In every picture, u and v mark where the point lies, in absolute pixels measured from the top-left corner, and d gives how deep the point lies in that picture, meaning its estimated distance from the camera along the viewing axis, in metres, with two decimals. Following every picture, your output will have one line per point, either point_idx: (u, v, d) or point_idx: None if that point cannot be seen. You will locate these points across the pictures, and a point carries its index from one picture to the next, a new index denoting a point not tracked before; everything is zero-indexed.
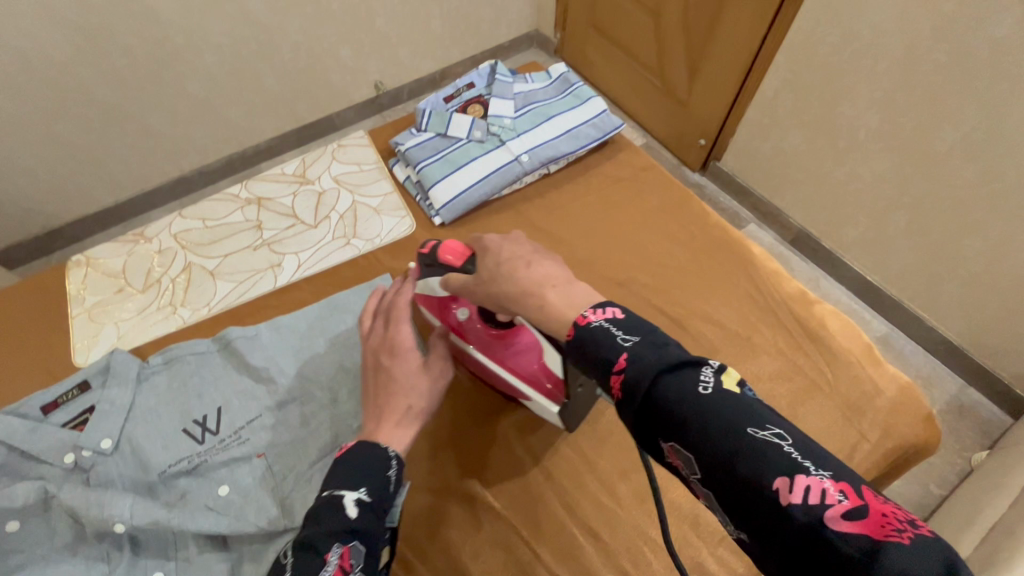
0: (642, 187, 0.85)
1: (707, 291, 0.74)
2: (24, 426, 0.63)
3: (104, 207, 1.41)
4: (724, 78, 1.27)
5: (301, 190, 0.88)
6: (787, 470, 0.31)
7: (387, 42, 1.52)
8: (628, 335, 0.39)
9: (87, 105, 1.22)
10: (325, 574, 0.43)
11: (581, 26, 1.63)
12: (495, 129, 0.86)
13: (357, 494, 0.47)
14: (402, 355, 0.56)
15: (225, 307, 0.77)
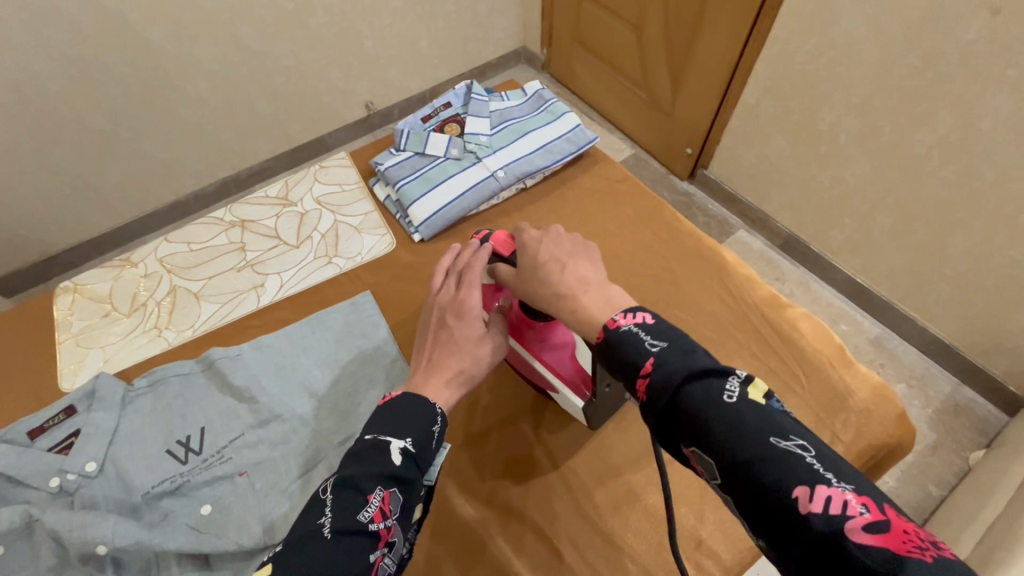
0: (615, 201, 0.86)
1: (680, 299, 0.75)
2: (11, 452, 0.64)
3: (99, 233, 1.43)
4: (706, 87, 1.30)
5: (284, 211, 0.90)
6: (808, 480, 0.34)
7: (376, 64, 1.55)
8: (656, 341, 0.43)
9: (84, 133, 1.25)
10: (367, 512, 0.45)
11: (566, 42, 1.67)
12: (472, 146, 0.88)
13: (401, 442, 0.49)
14: (468, 319, 0.56)
15: (210, 327, 0.78)
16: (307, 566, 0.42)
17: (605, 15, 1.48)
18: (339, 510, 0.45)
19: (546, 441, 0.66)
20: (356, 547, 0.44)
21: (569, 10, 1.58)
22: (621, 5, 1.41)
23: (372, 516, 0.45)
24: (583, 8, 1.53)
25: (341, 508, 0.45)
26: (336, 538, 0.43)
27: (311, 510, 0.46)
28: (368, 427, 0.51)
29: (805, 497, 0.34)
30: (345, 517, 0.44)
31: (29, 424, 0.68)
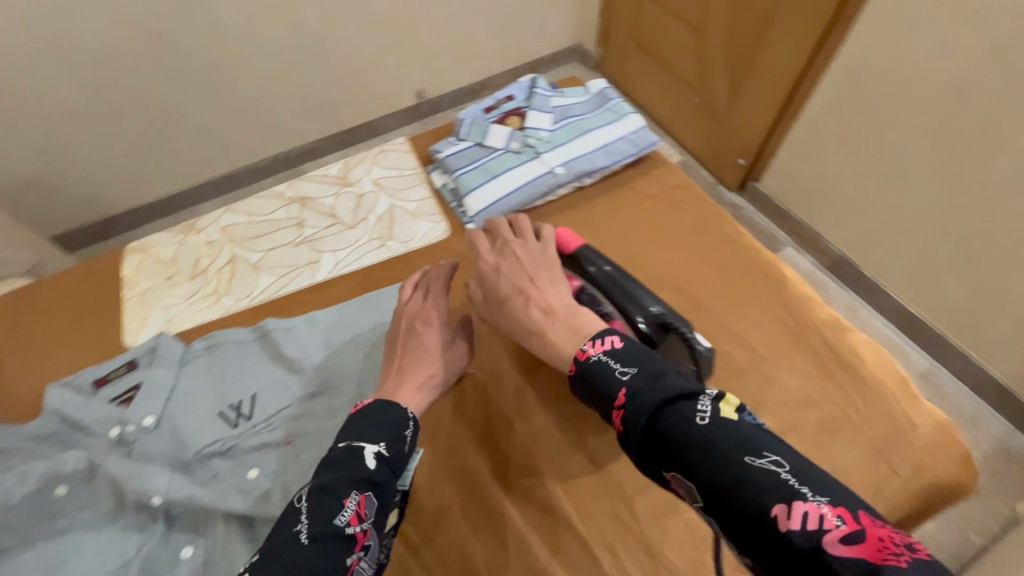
0: (675, 207, 0.85)
1: (737, 313, 0.73)
2: (77, 398, 0.68)
3: (155, 198, 1.50)
4: (766, 97, 1.25)
5: (342, 191, 0.91)
6: (785, 497, 0.35)
7: (431, 52, 1.56)
8: (625, 368, 0.46)
9: (150, 102, 1.30)
10: (342, 515, 0.49)
11: (623, 42, 1.65)
12: (532, 140, 0.87)
13: (375, 448, 0.54)
14: (432, 332, 0.66)
15: (266, 298, 0.80)
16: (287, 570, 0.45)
17: (666, 18, 1.45)
18: (316, 516, 0.49)
19: (589, 440, 0.66)
20: (333, 549, 0.48)
21: (629, 9, 1.56)
22: (684, 8, 1.37)
23: (348, 520, 0.49)
24: (645, 9, 1.50)
25: (317, 514, 0.49)
26: (313, 544, 0.47)
27: (289, 518, 0.50)
28: (343, 437, 0.55)
29: (784, 515, 0.35)
30: (321, 521, 0.48)
31: (94, 374, 0.71)
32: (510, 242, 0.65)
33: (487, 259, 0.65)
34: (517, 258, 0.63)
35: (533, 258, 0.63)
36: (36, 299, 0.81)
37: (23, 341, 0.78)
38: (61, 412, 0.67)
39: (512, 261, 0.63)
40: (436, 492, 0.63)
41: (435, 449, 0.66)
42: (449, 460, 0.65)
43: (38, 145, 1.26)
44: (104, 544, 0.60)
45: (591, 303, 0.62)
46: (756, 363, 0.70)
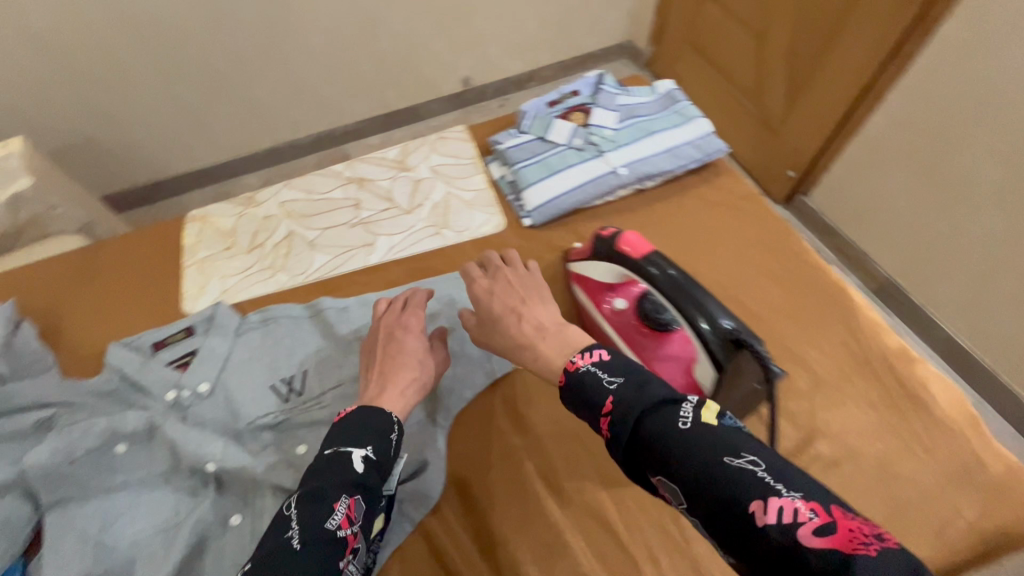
0: (738, 219, 0.82)
1: (800, 333, 0.71)
2: (137, 359, 0.69)
3: (203, 167, 1.54)
4: (822, 110, 1.20)
5: (399, 175, 0.91)
6: (760, 494, 0.34)
7: (481, 41, 1.55)
8: (612, 378, 0.46)
9: (204, 74, 1.32)
10: (333, 519, 0.48)
11: (678, 42, 1.62)
12: (595, 138, 0.86)
13: (362, 451, 0.53)
14: (412, 338, 0.64)
15: (320, 276, 0.81)
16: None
17: (727, 19, 1.40)
18: (307, 521, 0.47)
19: None
20: (329, 552, 0.46)
21: (687, 8, 1.52)
22: (747, 10, 1.32)
23: (338, 523, 0.48)
24: (704, 7, 1.46)
25: (308, 519, 0.47)
26: (306, 548, 0.46)
27: (277, 526, 0.48)
28: (328, 443, 0.54)
29: (761, 511, 0.34)
30: (312, 527, 0.47)
31: (154, 337, 0.73)
32: (502, 269, 0.67)
33: (480, 281, 0.66)
34: (513, 280, 0.65)
35: (523, 281, 0.65)
36: (99, 259, 0.84)
37: (85, 298, 0.81)
38: (121, 371, 0.68)
39: (507, 283, 0.65)
40: (481, 483, 0.63)
41: (480, 444, 0.66)
42: (494, 455, 0.65)
43: (97, 107, 1.29)
44: (156, 505, 0.61)
45: (654, 310, 0.62)
46: (816, 387, 0.67)
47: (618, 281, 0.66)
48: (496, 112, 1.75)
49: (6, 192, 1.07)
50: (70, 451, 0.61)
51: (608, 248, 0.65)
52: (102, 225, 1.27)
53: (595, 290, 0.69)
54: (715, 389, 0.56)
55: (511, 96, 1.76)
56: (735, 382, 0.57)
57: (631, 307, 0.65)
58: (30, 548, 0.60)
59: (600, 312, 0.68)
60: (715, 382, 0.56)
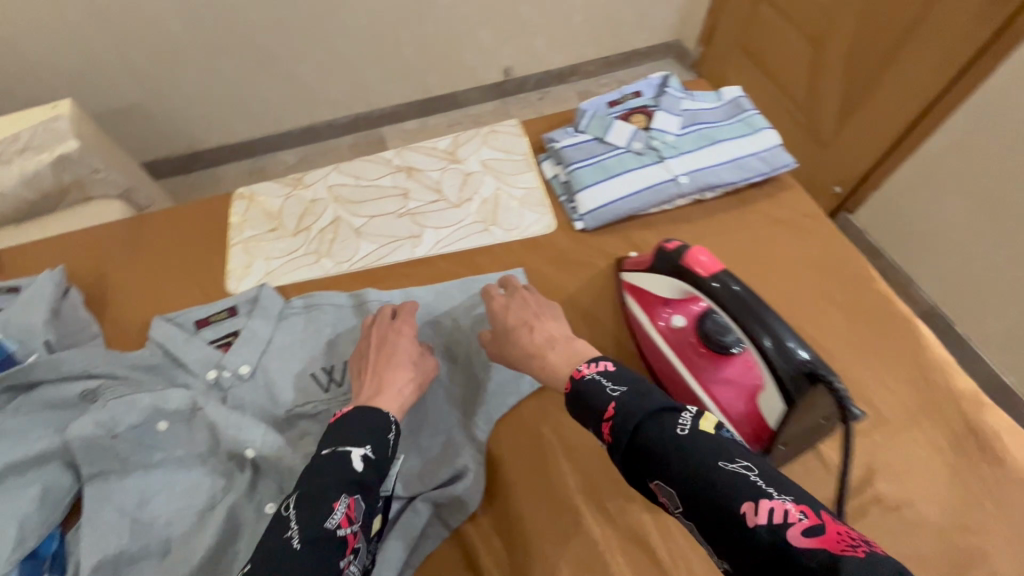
0: (801, 238, 0.78)
1: (862, 367, 0.68)
2: (181, 336, 0.69)
3: (240, 141, 1.55)
4: (879, 125, 1.15)
5: (449, 167, 0.89)
6: (752, 496, 0.37)
7: (527, 30, 1.52)
8: (615, 386, 0.49)
9: (251, 48, 1.31)
10: (332, 520, 0.47)
11: (728, 46, 1.58)
12: (656, 143, 0.82)
13: (361, 450, 0.52)
14: (405, 340, 0.63)
15: (365, 265, 0.79)
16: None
17: (784, 26, 1.35)
18: (307, 521, 0.46)
19: None
20: (329, 552, 0.46)
21: (741, 12, 1.48)
22: (805, 17, 1.28)
23: (338, 523, 0.47)
24: (760, 10, 1.41)
25: (307, 519, 0.47)
26: (306, 548, 0.45)
27: (277, 526, 0.47)
28: (325, 443, 0.53)
29: (751, 512, 0.37)
30: (312, 526, 0.46)
31: (197, 315, 0.72)
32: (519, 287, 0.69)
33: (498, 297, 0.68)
34: (529, 297, 0.67)
35: (537, 300, 0.67)
36: (145, 231, 0.84)
37: (130, 269, 0.80)
38: (167, 347, 0.68)
39: (525, 298, 0.67)
40: (517, 490, 0.62)
41: (517, 450, 0.64)
42: (531, 464, 0.64)
43: (142, 75, 1.29)
44: (194, 487, 0.60)
45: (717, 330, 0.60)
46: (877, 425, 0.64)
47: (680, 296, 0.63)
48: (535, 105, 1.71)
49: (52, 153, 1.08)
50: (112, 425, 0.59)
51: (671, 261, 0.61)
52: (141, 193, 1.26)
53: (652, 303, 0.66)
54: (785, 421, 0.53)
55: (551, 89, 1.72)
56: (804, 415, 0.53)
57: (691, 325, 0.63)
58: (66, 518, 0.60)
59: (655, 327, 0.65)
60: (783, 414, 0.53)
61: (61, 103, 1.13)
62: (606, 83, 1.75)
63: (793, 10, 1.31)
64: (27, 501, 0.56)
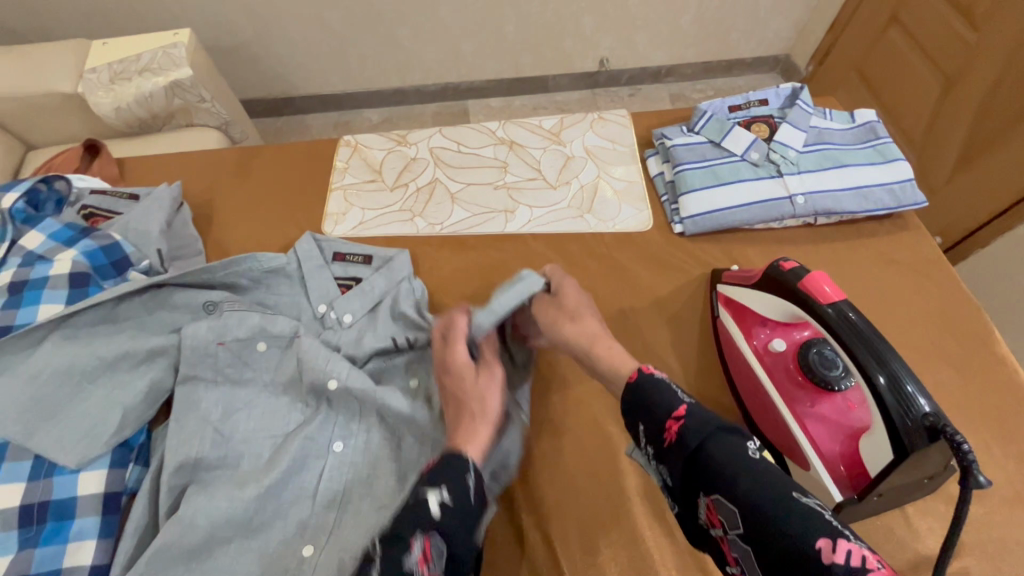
0: (920, 284, 0.73)
1: (970, 432, 0.62)
2: (317, 262, 0.71)
3: (333, 93, 1.59)
4: (1011, 176, 1.07)
5: (552, 148, 0.88)
6: (830, 534, 0.35)
7: (631, 22, 1.47)
8: (686, 393, 0.47)
9: (359, 4, 1.33)
10: (410, 561, 0.40)
11: (844, 67, 1.49)
12: (776, 157, 0.78)
13: (439, 494, 0.43)
14: (461, 373, 0.54)
15: (456, 230, 0.80)
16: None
17: (914, 53, 1.26)
18: (383, 555, 0.41)
19: None
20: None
21: (865, 31, 1.38)
22: (941, 50, 1.19)
23: (417, 562, 0.40)
24: (888, 34, 1.32)
25: (385, 556, 0.41)
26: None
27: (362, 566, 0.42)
28: None
29: (827, 548, 0.34)
30: (388, 563, 0.40)
31: (337, 247, 0.72)
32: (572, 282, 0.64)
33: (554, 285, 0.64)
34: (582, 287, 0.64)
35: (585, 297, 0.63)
36: (253, 162, 0.87)
37: (235, 196, 0.84)
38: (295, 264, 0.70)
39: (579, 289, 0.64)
40: (577, 479, 0.61)
41: (578, 444, 0.63)
42: (592, 459, 0.62)
43: (252, 13, 1.32)
44: (272, 412, 0.62)
45: (823, 363, 0.56)
46: (978, 496, 0.59)
47: (786, 319, 0.60)
48: (624, 100, 1.66)
49: (168, 77, 1.13)
50: (221, 333, 0.63)
51: (784, 282, 0.57)
52: (238, 127, 1.31)
53: (750, 322, 0.63)
54: (887, 472, 0.49)
55: (643, 87, 1.67)
56: (907, 472, 0.50)
57: (792, 351, 0.60)
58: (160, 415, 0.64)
59: (750, 345, 0.62)
60: (889, 465, 0.49)
61: (181, 31, 1.18)
62: (703, 88, 1.68)
63: (929, 40, 1.22)
64: (131, 392, 0.60)
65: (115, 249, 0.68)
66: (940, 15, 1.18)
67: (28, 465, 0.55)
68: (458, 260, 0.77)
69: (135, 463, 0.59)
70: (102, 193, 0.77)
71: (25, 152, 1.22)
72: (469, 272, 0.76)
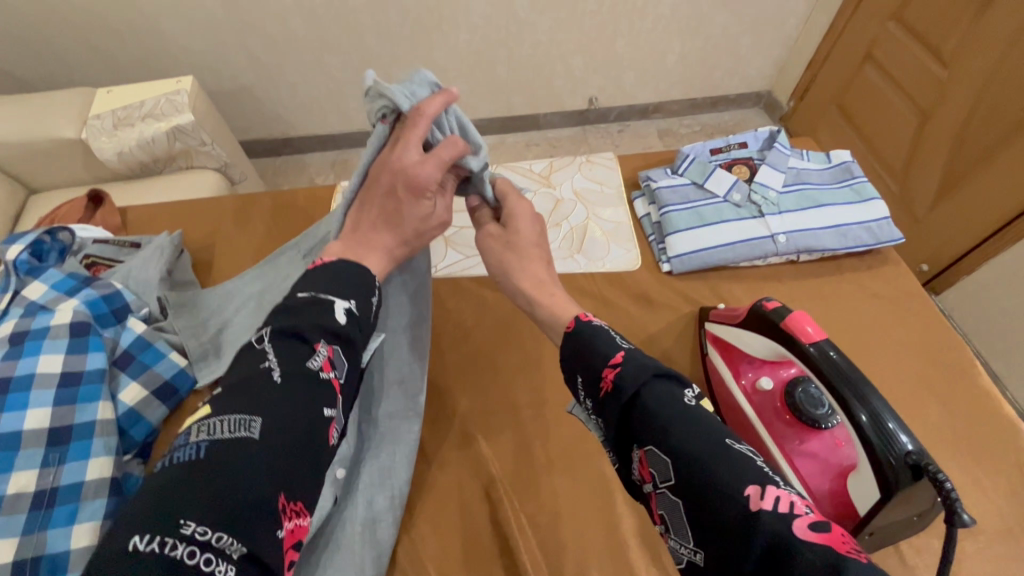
0: (903, 317, 0.75)
1: (959, 464, 0.63)
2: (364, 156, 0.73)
3: (331, 133, 1.64)
4: (988, 208, 1.12)
5: (542, 190, 0.91)
6: (760, 481, 0.37)
7: (618, 63, 1.53)
8: (625, 342, 0.49)
9: (357, 50, 1.39)
10: (313, 360, 0.49)
11: (823, 102, 1.55)
12: (757, 198, 0.81)
13: (345, 303, 0.53)
14: (415, 192, 0.59)
15: (450, 273, 0.82)
16: (259, 407, 0.44)
17: (890, 90, 1.32)
18: (287, 359, 0.48)
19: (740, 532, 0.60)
20: (307, 389, 0.47)
21: (842, 71, 1.45)
22: (914, 86, 1.25)
23: (320, 365, 0.49)
24: (864, 71, 1.38)
25: (287, 357, 0.48)
26: (287, 382, 0.46)
27: (252, 357, 0.48)
28: (304, 288, 0.54)
29: (756, 496, 0.36)
30: (295, 364, 0.48)
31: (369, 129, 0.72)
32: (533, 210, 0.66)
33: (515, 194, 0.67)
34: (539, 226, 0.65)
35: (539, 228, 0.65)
36: (252, 210, 0.90)
37: (236, 241, 0.86)
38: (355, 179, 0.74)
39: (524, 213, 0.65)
40: (576, 521, 0.61)
41: (575, 486, 0.63)
42: (590, 502, 0.62)
43: (255, 59, 1.38)
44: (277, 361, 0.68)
45: (809, 402, 0.58)
46: (971, 532, 0.60)
47: (771, 357, 0.61)
48: (613, 137, 1.73)
49: (170, 122, 1.17)
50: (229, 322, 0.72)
51: (768, 321, 0.59)
52: (237, 168, 1.34)
53: (737, 359, 0.65)
54: (877, 510, 0.50)
55: (631, 123, 1.74)
56: (895, 511, 0.50)
57: (779, 389, 0.61)
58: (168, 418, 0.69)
59: (738, 384, 0.64)
60: (876, 503, 0.50)
61: (183, 78, 1.23)
62: (689, 124, 1.75)
63: (903, 78, 1.28)
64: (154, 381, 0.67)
65: (116, 297, 0.70)
66: (912, 55, 1.24)
67: (23, 518, 0.54)
68: (454, 304, 0.79)
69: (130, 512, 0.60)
70: (105, 242, 0.80)
71: (27, 196, 1.25)
72: (465, 314, 0.78)
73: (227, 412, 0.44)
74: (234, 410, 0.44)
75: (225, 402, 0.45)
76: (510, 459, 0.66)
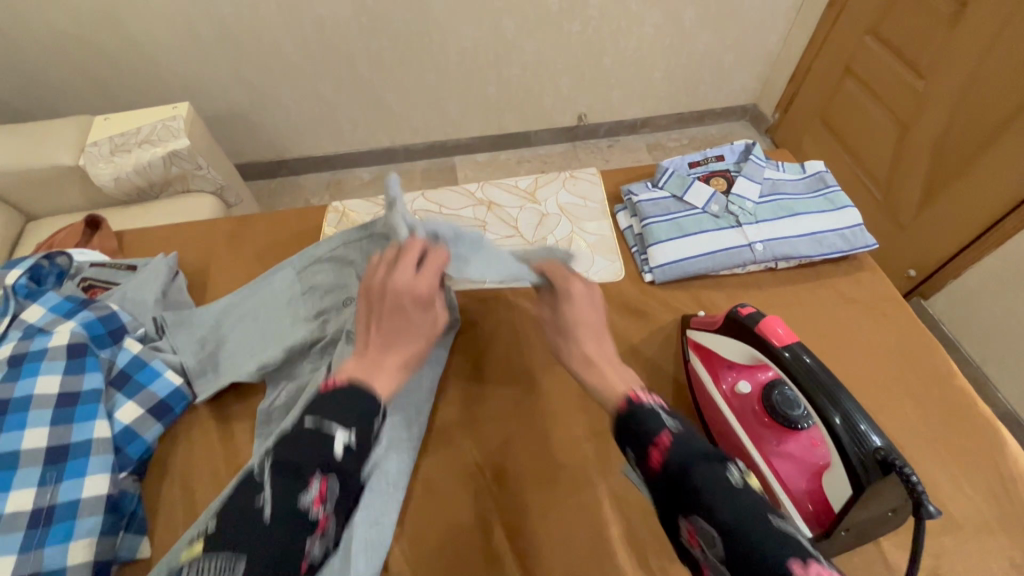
0: (878, 320, 0.77)
1: (939, 465, 0.65)
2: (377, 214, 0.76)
3: (326, 154, 1.67)
4: (969, 215, 1.15)
5: (527, 206, 0.93)
6: (803, 558, 0.36)
7: (605, 80, 1.58)
8: (674, 421, 0.49)
9: (350, 74, 1.43)
10: (306, 497, 0.44)
11: (806, 114, 1.59)
12: (734, 208, 0.84)
13: (346, 435, 0.47)
14: (414, 307, 0.56)
15: None
16: (245, 546, 0.41)
17: (870, 102, 1.36)
18: (281, 492, 0.43)
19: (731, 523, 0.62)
20: (296, 530, 0.43)
21: (824, 84, 1.49)
22: (894, 97, 1.29)
23: (311, 501, 0.44)
24: (844, 85, 1.43)
25: (280, 491, 0.44)
26: (275, 524, 0.42)
27: (249, 489, 0.45)
28: (310, 413, 0.48)
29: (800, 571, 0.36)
30: (285, 501, 0.43)
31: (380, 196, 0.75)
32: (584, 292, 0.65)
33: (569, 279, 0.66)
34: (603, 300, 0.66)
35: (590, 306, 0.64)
36: (247, 230, 0.92)
37: (231, 262, 0.89)
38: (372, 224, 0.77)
39: (585, 295, 0.65)
40: (563, 522, 0.63)
41: (561, 491, 0.65)
42: (577, 505, 0.64)
43: (250, 85, 1.42)
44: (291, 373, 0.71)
45: (783, 403, 0.60)
46: (951, 528, 0.61)
47: (748, 362, 0.63)
48: (603, 151, 1.76)
49: (166, 148, 1.20)
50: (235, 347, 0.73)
51: (742, 326, 0.61)
52: (231, 191, 1.37)
53: (717, 364, 0.66)
54: (850, 506, 0.52)
55: (620, 138, 1.78)
56: (868, 507, 0.52)
57: (757, 393, 0.63)
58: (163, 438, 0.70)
59: (718, 389, 0.65)
60: (849, 499, 0.52)
61: (178, 105, 1.26)
62: (677, 137, 1.79)
63: (881, 90, 1.32)
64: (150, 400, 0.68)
65: (113, 318, 0.71)
66: (890, 69, 1.29)
67: (20, 536, 0.56)
68: None
69: (125, 531, 0.60)
70: (102, 265, 0.81)
71: (26, 223, 1.27)
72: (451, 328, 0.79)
73: (215, 549, 0.41)
74: (226, 545, 0.41)
75: (217, 535, 0.42)
76: (499, 467, 0.67)
